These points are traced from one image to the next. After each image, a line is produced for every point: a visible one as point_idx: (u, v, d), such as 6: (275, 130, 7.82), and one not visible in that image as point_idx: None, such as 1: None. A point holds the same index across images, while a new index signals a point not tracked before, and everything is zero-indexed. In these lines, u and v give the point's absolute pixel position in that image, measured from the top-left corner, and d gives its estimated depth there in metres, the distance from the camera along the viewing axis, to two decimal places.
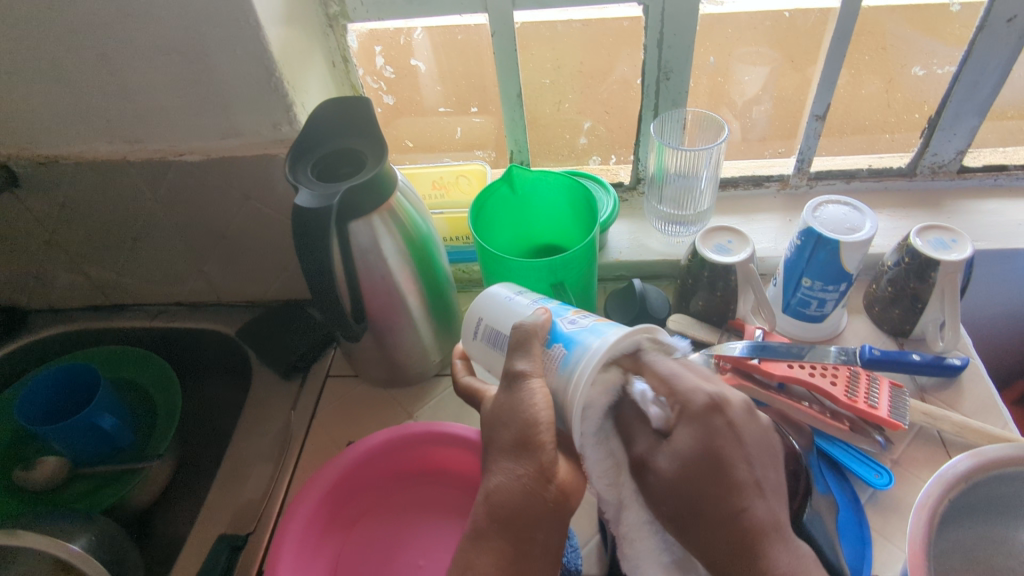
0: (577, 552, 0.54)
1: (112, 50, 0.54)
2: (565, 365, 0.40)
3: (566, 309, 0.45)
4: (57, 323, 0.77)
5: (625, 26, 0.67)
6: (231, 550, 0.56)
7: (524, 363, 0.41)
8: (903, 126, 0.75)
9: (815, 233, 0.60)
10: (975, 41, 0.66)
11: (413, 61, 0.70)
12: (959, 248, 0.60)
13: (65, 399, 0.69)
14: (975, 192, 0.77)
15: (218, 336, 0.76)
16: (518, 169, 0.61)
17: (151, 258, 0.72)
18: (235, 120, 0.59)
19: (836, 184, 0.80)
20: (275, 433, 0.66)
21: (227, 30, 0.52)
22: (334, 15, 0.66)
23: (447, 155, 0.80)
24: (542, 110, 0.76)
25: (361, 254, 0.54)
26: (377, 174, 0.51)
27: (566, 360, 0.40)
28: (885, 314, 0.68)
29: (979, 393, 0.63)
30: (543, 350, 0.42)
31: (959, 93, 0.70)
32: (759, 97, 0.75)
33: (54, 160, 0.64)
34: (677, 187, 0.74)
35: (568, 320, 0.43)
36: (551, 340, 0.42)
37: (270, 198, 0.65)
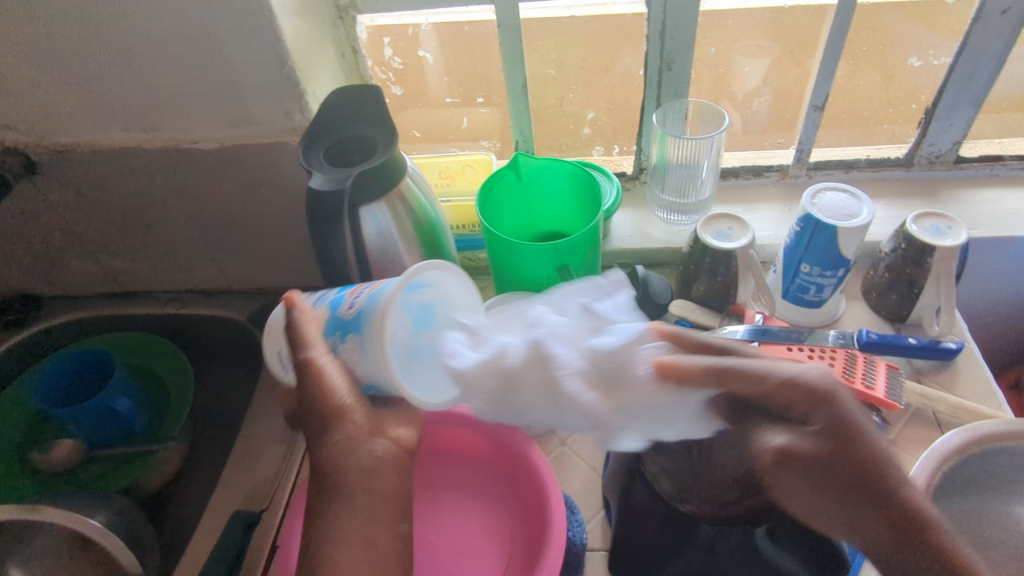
0: (582, 527, 0.57)
1: (132, 41, 0.55)
2: (360, 351, 0.47)
3: (343, 295, 0.50)
4: (71, 310, 0.79)
5: (628, 19, 0.69)
6: (245, 525, 0.58)
7: (309, 353, 0.48)
8: (901, 116, 0.77)
9: (814, 219, 0.62)
10: (970, 33, 0.67)
11: (421, 52, 0.72)
12: (954, 234, 0.62)
13: (82, 383, 0.70)
14: (971, 181, 0.79)
15: (229, 323, 0.77)
16: (524, 157, 0.63)
17: (164, 244, 0.73)
18: (248, 108, 0.61)
19: (835, 173, 0.81)
20: (285, 415, 0.67)
21: (243, 19, 0.54)
22: (344, 6, 0.67)
23: (453, 145, 0.81)
24: (546, 102, 0.77)
25: (372, 238, 0.55)
26: (388, 159, 0.53)
27: (359, 344, 0.47)
28: (882, 300, 0.70)
29: (973, 375, 0.65)
30: (340, 350, 0.48)
31: (954, 84, 0.71)
32: (760, 88, 0.76)
33: (71, 148, 0.65)
34: (679, 176, 0.75)
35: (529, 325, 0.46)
36: (335, 337, 0.49)
37: (281, 185, 0.67)
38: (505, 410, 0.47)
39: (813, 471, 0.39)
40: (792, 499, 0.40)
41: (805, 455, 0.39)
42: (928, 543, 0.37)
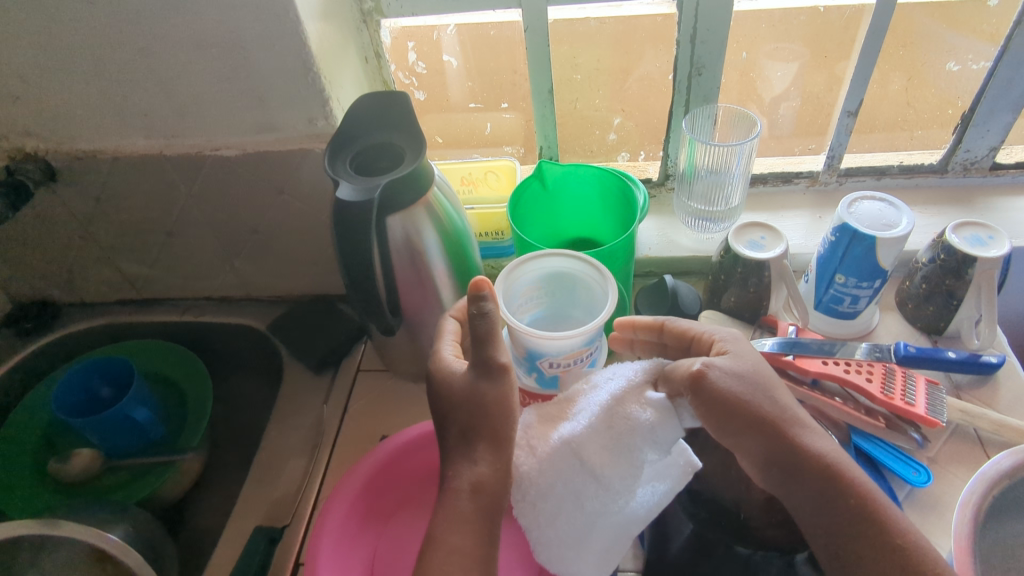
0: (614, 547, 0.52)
1: (155, 46, 0.54)
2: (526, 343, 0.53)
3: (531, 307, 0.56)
4: (89, 317, 0.78)
5: (657, 22, 0.67)
6: (268, 542, 0.56)
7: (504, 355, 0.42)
8: (935, 122, 0.75)
9: (851, 229, 0.60)
10: (1011, 37, 0.65)
11: (444, 57, 0.70)
12: (997, 244, 0.60)
13: (99, 392, 0.69)
14: (1007, 189, 0.77)
15: (249, 331, 0.76)
16: (549, 164, 0.62)
17: (184, 252, 0.72)
18: (271, 114, 0.60)
19: (867, 180, 0.79)
20: (307, 427, 0.66)
21: (268, 24, 0.53)
22: (368, 10, 0.66)
23: (476, 151, 0.80)
24: (572, 107, 0.75)
25: (399, 248, 0.54)
26: (416, 167, 0.51)
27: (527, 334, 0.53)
28: (919, 311, 0.67)
29: (1016, 390, 0.63)
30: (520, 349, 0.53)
31: (993, 89, 0.69)
32: (788, 93, 0.74)
33: (92, 155, 0.64)
34: (707, 183, 0.73)
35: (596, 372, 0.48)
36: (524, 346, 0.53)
37: (304, 191, 0.66)
38: (601, 455, 0.43)
39: (732, 392, 0.41)
40: (713, 419, 0.42)
41: (722, 366, 0.42)
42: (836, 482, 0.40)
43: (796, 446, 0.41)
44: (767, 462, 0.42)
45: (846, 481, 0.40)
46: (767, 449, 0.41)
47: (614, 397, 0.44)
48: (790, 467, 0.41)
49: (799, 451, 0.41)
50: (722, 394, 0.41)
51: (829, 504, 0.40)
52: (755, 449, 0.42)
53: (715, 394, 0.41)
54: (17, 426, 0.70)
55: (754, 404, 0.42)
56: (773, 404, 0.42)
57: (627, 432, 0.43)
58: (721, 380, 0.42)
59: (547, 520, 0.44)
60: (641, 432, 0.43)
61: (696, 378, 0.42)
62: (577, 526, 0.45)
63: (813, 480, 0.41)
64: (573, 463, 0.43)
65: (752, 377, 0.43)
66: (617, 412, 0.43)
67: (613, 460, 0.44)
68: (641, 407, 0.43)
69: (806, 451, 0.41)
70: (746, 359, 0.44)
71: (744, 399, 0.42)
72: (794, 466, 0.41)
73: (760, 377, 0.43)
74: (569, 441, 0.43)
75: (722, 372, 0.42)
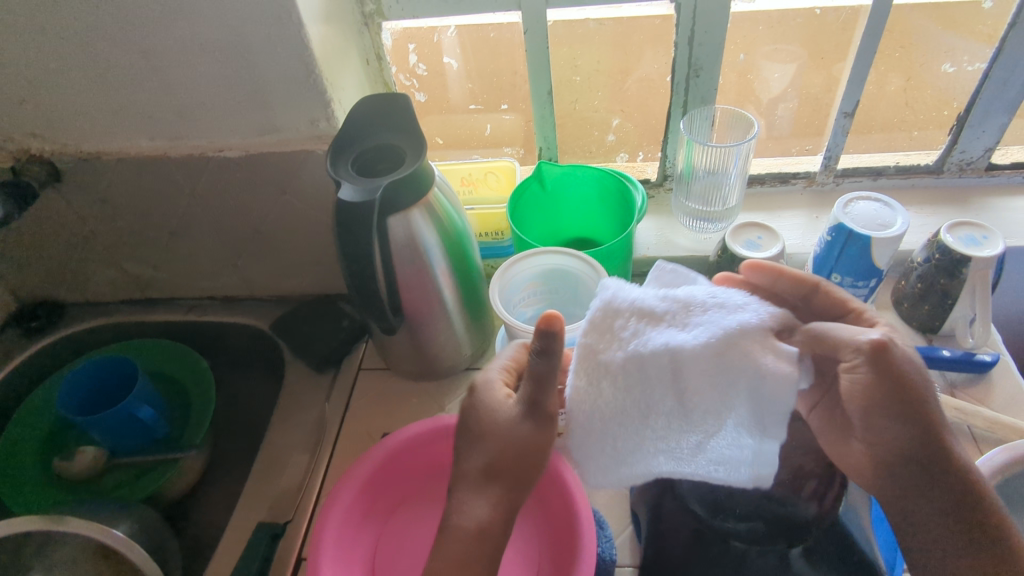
0: (612, 544, 0.54)
1: (159, 49, 0.55)
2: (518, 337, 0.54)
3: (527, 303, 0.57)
4: (94, 316, 0.79)
5: (655, 24, 0.67)
6: (270, 538, 0.57)
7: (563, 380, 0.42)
8: (932, 123, 0.76)
9: (846, 229, 0.61)
10: (1005, 39, 0.66)
11: (445, 59, 0.70)
12: (991, 245, 0.61)
13: (104, 391, 0.70)
14: (1003, 189, 0.78)
15: (251, 330, 0.77)
16: (547, 165, 0.62)
17: (187, 251, 0.73)
18: (274, 116, 0.60)
19: (863, 181, 0.80)
20: (308, 425, 0.67)
21: (271, 27, 0.53)
22: (369, 13, 0.67)
23: (476, 151, 0.80)
24: (571, 108, 0.76)
25: (400, 248, 0.55)
26: (417, 168, 0.52)
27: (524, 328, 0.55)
28: (914, 310, 0.68)
29: (1009, 388, 0.63)
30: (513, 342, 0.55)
31: (988, 90, 0.70)
32: (786, 94, 0.74)
33: (96, 156, 0.65)
34: (704, 184, 0.74)
35: (709, 284, 0.43)
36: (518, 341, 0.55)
37: (306, 192, 0.67)
38: (693, 380, 0.41)
39: (898, 376, 0.40)
40: (872, 395, 0.41)
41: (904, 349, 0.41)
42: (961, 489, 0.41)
43: (941, 451, 0.40)
44: (900, 457, 0.41)
45: (981, 490, 0.41)
46: (906, 438, 0.41)
47: (741, 328, 0.40)
48: (927, 464, 0.41)
49: (941, 455, 0.40)
50: (886, 374, 0.40)
51: (953, 507, 0.41)
52: (896, 432, 0.41)
53: (880, 368, 0.40)
54: (23, 424, 0.71)
55: (913, 397, 0.40)
56: (931, 403, 0.41)
57: (738, 369, 0.40)
58: (902, 364, 0.40)
59: (600, 425, 0.42)
60: (751, 376, 0.40)
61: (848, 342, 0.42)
62: (628, 436, 0.42)
63: (946, 483, 0.40)
64: (665, 377, 0.41)
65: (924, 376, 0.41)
66: (745, 354, 0.40)
67: (712, 391, 0.41)
68: (772, 356, 0.40)
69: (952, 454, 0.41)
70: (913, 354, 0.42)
71: (904, 391, 0.40)
72: (935, 469, 0.40)
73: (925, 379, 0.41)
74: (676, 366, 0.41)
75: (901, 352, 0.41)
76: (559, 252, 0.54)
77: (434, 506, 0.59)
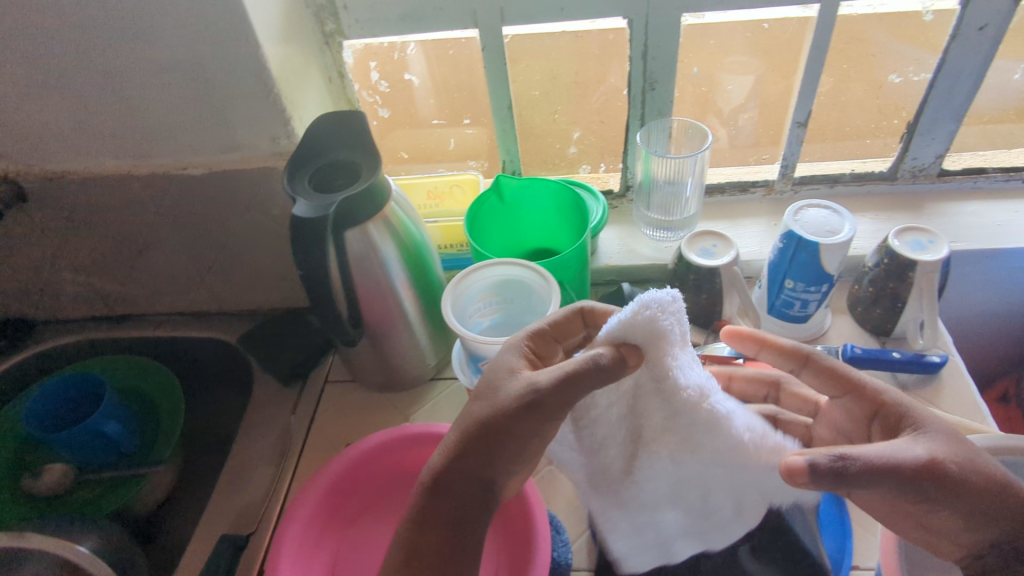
0: (568, 547, 0.55)
1: (120, 70, 0.56)
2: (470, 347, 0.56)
3: (478, 313, 0.58)
4: (63, 334, 0.79)
5: (609, 39, 0.69)
6: (233, 550, 0.57)
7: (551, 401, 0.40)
8: (885, 132, 0.78)
9: (796, 236, 0.63)
10: (949, 49, 0.68)
11: (407, 75, 0.72)
12: (936, 249, 0.63)
13: (72, 408, 0.71)
14: (955, 194, 0.80)
15: (220, 345, 0.77)
16: (505, 178, 0.64)
17: (155, 268, 0.74)
18: (235, 134, 0.62)
19: (820, 188, 0.82)
20: (274, 437, 0.67)
21: (228, 47, 0.55)
22: (330, 32, 0.68)
23: (441, 165, 0.82)
24: (532, 121, 0.77)
25: (357, 261, 0.56)
26: (372, 183, 0.54)
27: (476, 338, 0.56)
28: (867, 314, 0.70)
29: (958, 388, 0.65)
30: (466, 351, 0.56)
31: (935, 99, 0.72)
32: (745, 105, 0.76)
33: (61, 175, 0.66)
34: (664, 194, 0.76)
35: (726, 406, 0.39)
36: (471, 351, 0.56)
37: (270, 207, 0.68)
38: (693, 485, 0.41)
39: (942, 499, 0.37)
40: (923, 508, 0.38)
41: (953, 460, 0.37)
42: None
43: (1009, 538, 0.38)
44: (971, 544, 0.40)
45: None
46: (968, 535, 0.39)
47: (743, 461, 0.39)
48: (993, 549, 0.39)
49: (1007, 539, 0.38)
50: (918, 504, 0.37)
51: None
52: (958, 533, 0.39)
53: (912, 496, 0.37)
54: None
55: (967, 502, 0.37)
56: (990, 497, 0.38)
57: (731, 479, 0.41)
58: (939, 494, 0.37)
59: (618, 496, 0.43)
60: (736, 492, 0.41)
61: (888, 461, 0.36)
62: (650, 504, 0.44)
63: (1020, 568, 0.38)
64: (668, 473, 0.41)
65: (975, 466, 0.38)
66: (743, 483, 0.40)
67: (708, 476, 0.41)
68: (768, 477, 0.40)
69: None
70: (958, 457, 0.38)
71: (955, 501, 0.37)
72: (1017, 559, 0.38)
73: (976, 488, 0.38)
74: (675, 450, 0.40)
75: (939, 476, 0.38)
76: (510, 262, 0.55)
77: (393, 511, 0.60)
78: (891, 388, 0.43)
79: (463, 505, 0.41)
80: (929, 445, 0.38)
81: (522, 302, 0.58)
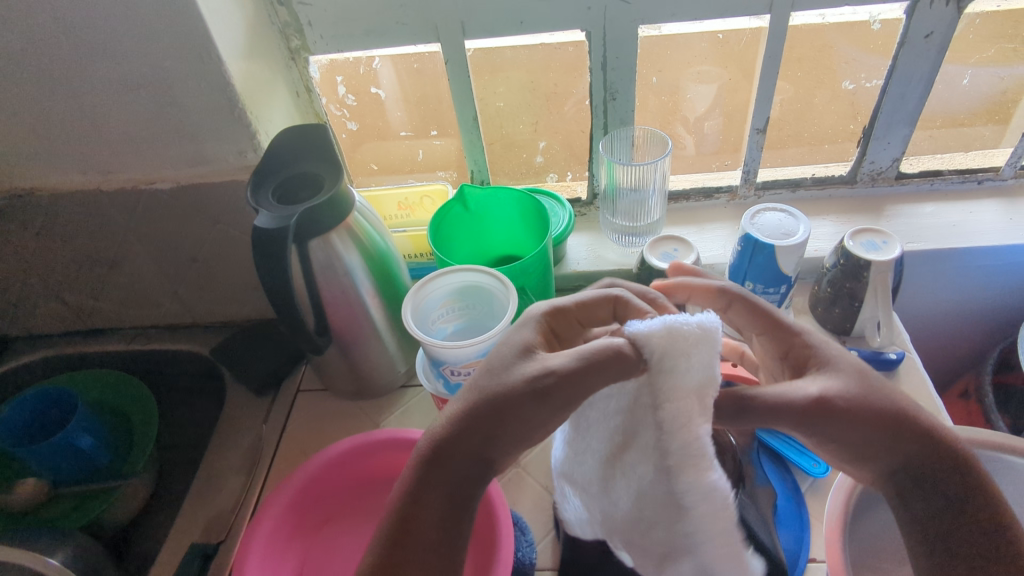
0: (532, 547, 0.56)
1: (86, 88, 0.58)
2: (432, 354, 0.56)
3: (441, 322, 0.59)
4: (37, 349, 0.80)
5: (569, 52, 0.71)
6: (202, 558, 0.58)
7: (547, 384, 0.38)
8: (841, 137, 0.80)
9: (752, 239, 0.64)
10: (897, 56, 0.70)
11: (374, 89, 0.74)
12: (888, 249, 0.65)
13: (45, 422, 0.71)
14: (912, 197, 0.82)
15: (193, 356, 0.78)
16: (468, 188, 0.65)
17: (127, 281, 0.75)
18: (201, 148, 0.63)
19: (782, 193, 0.84)
20: (245, 447, 0.68)
21: (191, 64, 0.56)
22: (296, 48, 0.69)
23: (411, 176, 0.83)
24: (499, 132, 0.79)
25: (321, 270, 0.57)
26: (333, 193, 0.55)
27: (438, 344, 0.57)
28: (827, 314, 0.71)
29: (913, 385, 0.67)
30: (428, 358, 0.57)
31: (888, 104, 0.74)
32: (708, 113, 0.78)
33: (31, 192, 0.67)
34: (629, 201, 0.78)
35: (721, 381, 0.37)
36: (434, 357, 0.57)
37: (238, 219, 0.69)
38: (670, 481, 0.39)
39: (845, 420, 0.39)
40: (829, 440, 0.40)
41: (842, 397, 0.39)
42: (948, 481, 0.40)
43: (916, 450, 0.40)
44: (888, 473, 0.41)
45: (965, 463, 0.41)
46: (880, 461, 0.41)
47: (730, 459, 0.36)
48: (911, 469, 0.40)
49: (914, 451, 0.40)
50: (832, 432, 0.39)
51: (954, 508, 0.40)
52: (869, 463, 0.41)
53: (819, 420, 0.39)
54: None
55: (866, 421, 0.39)
56: (890, 414, 0.40)
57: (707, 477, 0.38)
58: (840, 414, 0.39)
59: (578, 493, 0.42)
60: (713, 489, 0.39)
61: (780, 399, 0.39)
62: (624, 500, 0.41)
63: (941, 487, 0.40)
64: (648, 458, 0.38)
65: (871, 398, 0.40)
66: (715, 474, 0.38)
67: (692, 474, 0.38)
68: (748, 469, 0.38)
69: (929, 455, 0.40)
70: (854, 379, 0.41)
71: (858, 421, 0.39)
72: (928, 476, 0.40)
73: (875, 402, 0.40)
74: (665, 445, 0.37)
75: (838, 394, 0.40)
76: (468, 268, 0.57)
77: (371, 512, 0.61)
78: (811, 331, 0.44)
79: (457, 486, 0.39)
80: (824, 382, 0.40)
81: (483, 308, 0.59)
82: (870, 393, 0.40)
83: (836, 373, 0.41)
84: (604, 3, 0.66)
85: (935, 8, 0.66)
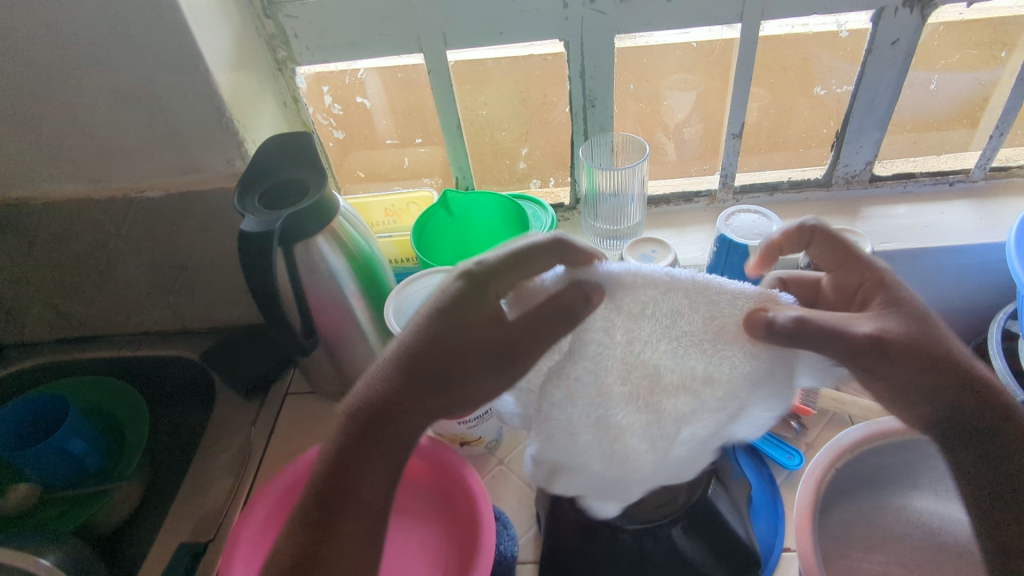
0: (513, 540, 0.58)
1: (77, 100, 0.59)
2: None
3: None
4: (30, 357, 0.81)
5: (548, 61, 0.73)
6: (191, 556, 0.60)
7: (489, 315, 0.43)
8: (816, 141, 0.82)
9: (727, 239, 0.66)
10: (866, 62, 0.73)
11: (359, 99, 0.76)
12: (859, 249, 0.67)
13: (35, 429, 0.72)
14: (886, 198, 0.84)
15: (184, 361, 0.79)
16: (451, 193, 0.68)
17: (118, 288, 0.76)
18: (190, 157, 0.65)
19: (760, 196, 0.86)
20: (234, 449, 0.69)
21: (179, 75, 0.58)
22: (282, 59, 0.71)
23: (397, 184, 0.85)
24: (482, 139, 0.81)
25: (307, 273, 0.59)
26: (318, 199, 0.57)
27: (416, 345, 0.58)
28: None
29: None
30: None
31: (859, 109, 0.76)
32: (688, 119, 0.80)
33: (24, 202, 0.68)
34: (610, 205, 0.80)
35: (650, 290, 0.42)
36: None
37: (227, 225, 0.70)
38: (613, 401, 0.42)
39: (903, 358, 0.42)
40: (890, 376, 0.43)
41: (897, 337, 0.42)
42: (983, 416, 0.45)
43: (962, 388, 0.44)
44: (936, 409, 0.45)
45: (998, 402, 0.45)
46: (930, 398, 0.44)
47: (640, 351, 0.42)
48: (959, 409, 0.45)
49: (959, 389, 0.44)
50: (892, 371, 0.42)
51: (980, 440, 0.45)
52: (922, 401, 0.44)
53: (880, 353, 0.42)
54: None
55: (922, 357, 0.43)
56: (940, 350, 0.43)
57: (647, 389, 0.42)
58: (900, 351, 0.42)
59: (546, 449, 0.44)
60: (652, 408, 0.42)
61: (840, 331, 0.40)
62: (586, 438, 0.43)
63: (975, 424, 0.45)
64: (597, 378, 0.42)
65: (924, 342, 0.43)
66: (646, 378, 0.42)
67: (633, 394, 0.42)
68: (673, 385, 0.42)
69: (969, 397, 0.45)
70: (910, 319, 0.44)
71: (916, 360, 0.43)
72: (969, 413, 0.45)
73: (926, 338, 0.43)
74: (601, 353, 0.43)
75: (895, 331, 0.43)
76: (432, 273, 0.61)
77: None
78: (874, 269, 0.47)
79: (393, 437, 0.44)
80: (883, 321, 0.43)
81: None
82: (924, 331, 0.43)
83: (886, 308, 0.44)
84: (580, 13, 0.68)
85: (900, 16, 0.69)
